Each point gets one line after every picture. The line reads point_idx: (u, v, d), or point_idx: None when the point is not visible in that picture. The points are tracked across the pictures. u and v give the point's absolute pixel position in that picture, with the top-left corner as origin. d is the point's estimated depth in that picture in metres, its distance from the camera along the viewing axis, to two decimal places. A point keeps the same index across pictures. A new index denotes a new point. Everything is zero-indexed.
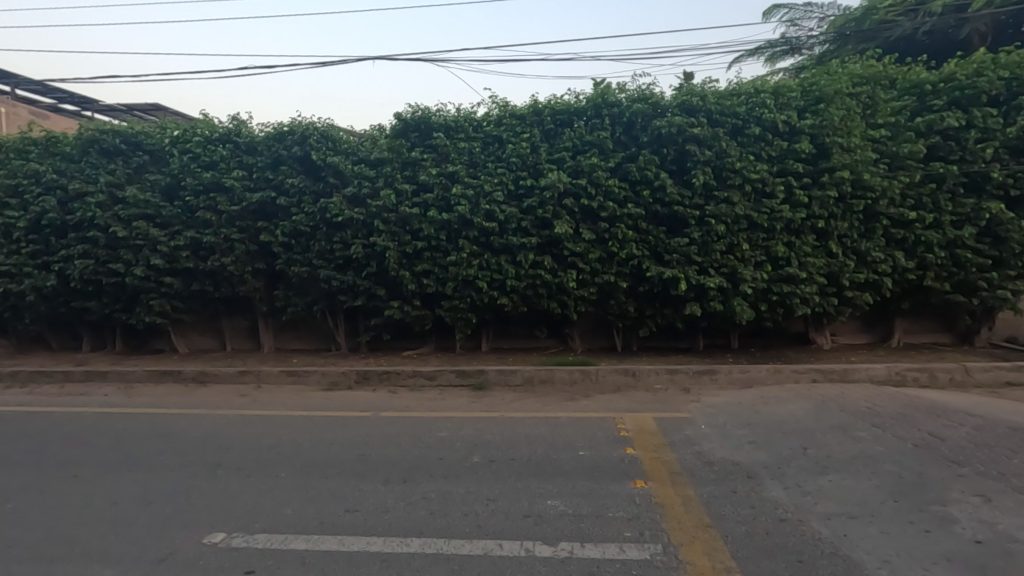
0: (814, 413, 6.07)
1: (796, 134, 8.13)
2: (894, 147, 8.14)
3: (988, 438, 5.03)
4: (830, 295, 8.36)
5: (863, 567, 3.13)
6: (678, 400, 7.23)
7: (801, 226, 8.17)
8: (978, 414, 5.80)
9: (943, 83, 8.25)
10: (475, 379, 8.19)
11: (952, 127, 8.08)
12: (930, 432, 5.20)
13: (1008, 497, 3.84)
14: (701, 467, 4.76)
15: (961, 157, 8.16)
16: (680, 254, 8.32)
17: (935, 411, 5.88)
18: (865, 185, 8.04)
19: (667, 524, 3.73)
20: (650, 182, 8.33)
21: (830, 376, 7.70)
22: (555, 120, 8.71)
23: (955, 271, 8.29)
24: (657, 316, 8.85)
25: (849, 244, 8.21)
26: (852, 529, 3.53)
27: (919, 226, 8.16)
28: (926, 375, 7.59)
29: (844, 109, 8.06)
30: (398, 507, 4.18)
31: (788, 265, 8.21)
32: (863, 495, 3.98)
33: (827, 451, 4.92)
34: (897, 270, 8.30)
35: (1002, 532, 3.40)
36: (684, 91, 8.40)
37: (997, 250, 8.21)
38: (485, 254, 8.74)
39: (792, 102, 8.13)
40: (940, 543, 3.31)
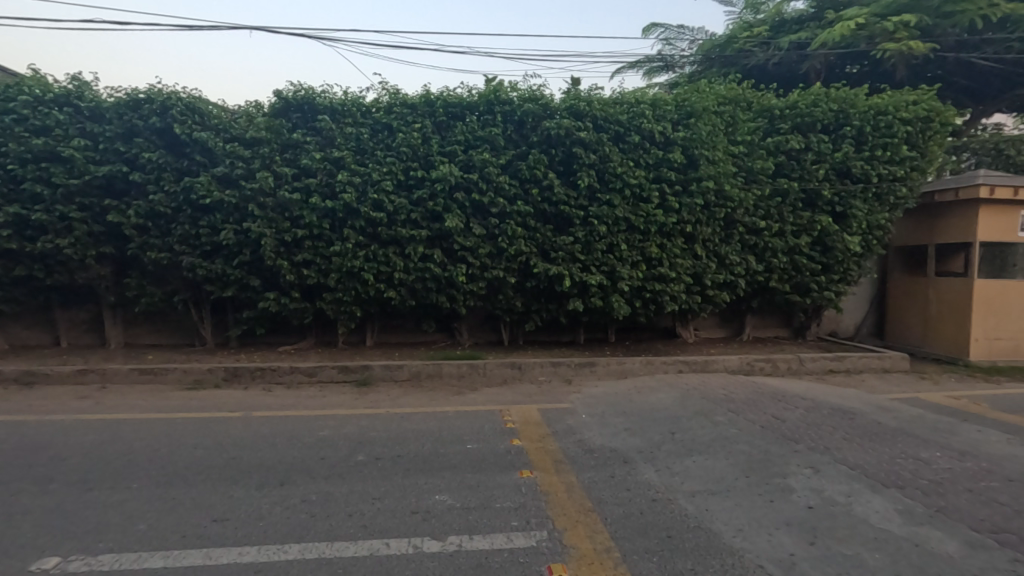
0: (679, 401, 6.67)
1: (670, 145, 8.81)
2: (750, 163, 9.15)
3: (816, 418, 5.84)
4: (695, 293, 9.23)
5: (722, 536, 3.47)
6: (561, 391, 7.54)
7: (672, 230, 8.88)
8: (808, 398, 6.73)
9: (788, 109, 9.42)
10: (359, 375, 7.92)
11: (795, 148, 9.25)
12: (773, 415, 5.95)
13: (832, 467, 4.46)
14: (583, 455, 5.01)
15: (801, 176, 9.34)
16: (565, 252, 8.67)
17: (777, 397, 6.73)
18: (725, 195, 8.93)
19: (552, 510, 3.87)
20: (539, 182, 8.57)
21: (693, 366, 8.52)
22: (446, 112, 8.62)
23: (794, 274, 9.53)
24: (543, 310, 9.18)
25: (711, 248, 9.10)
26: (712, 504, 3.92)
27: (767, 234, 9.26)
28: (769, 365, 8.66)
29: (710, 125, 8.87)
30: (275, 512, 3.90)
31: (660, 265, 8.89)
32: (721, 473, 4.44)
33: (691, 435, 5.42)
34: (749, 272, 9.36)
35: (827, 497, 3.94)
36: (571, 95, 8.75)
37: (825, 257, 9.52)
38: (371, 245, 8.44)
39: (667, 114, 8.79)
40: (782, 510, 3.77)
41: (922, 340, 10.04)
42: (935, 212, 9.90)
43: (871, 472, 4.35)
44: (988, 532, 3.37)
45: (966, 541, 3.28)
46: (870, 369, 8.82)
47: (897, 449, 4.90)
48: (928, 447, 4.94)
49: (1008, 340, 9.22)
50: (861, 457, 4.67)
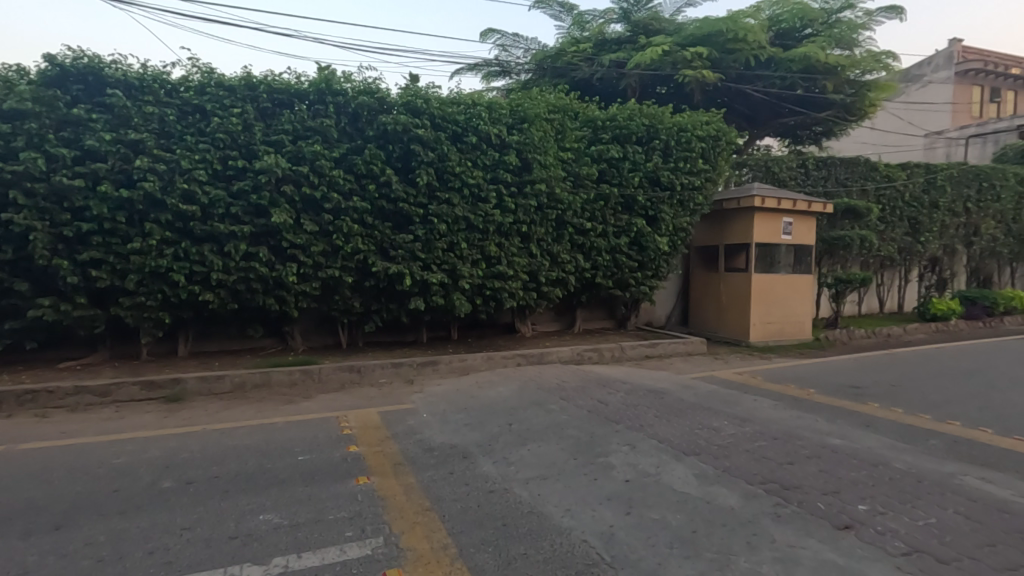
0: (517, 393, 6.99)
1: (505, 147, 9.15)
2: (577, 168, 9.89)
3: (634, 399, 6.54)
4: (531, 290, 9.73)
5: (552, 518, 3.68)
6: (402, 391, 7.41)
7: (509, 229, 9.24)
8: (628, 382, 7.49)
9: (609, 122, 10.38)
10: (169, 390, 6.97)
11: (614, 157, 10.22)
12: (598, 399, 6.52)
13: (645, 442, 5.01)
14: (423, 454, 4.97)
15: (620, 182, 10.34)
16: (405, 250, 8.52)
17: (603, 383, 7.40)
18: (556, 198, 9.53)
19: (389, 515, 3.78)
20: (376, 177, 8.30)
21: (530, 359, 9.00)
22: (271, 98, 7.92)
23: (616, 271, 10.54)
24: (383, 310, 8.95)
25: (545, 247, 9.67)
26: (544, 488, 4.15)
27: (593, 235, 10.10)
28: (596, 354, 9.49)
29: (542, 131, 9.39)
30: (47, 564, 3.24)
31: (499, 264, 9.20)
32: (552, 459, 4.73)
33: (527, 424, 5.70)
34: (579, 269, 10.13)
35: (641, 469, 4.41)
36: (408, 92, 8.62)
37: (641, 256, 10.65)
38: (182, 242, 7.46)
39: (502, 118, 9.10)
40: (603, 486, 4.13)
41: (716, 326, 11.79)
42: (723, 217, 11.66)
43: (675, 443, 4.97)
44: (759, 484, 4.05)
45: (744, 493, 3.91)
46: (678, 353, 10.13)
47: (696, 421, 5.67)
48: (718, 418, 5.81)
49: (776, 323, 11.21)
50: (668, 431, 5.31)
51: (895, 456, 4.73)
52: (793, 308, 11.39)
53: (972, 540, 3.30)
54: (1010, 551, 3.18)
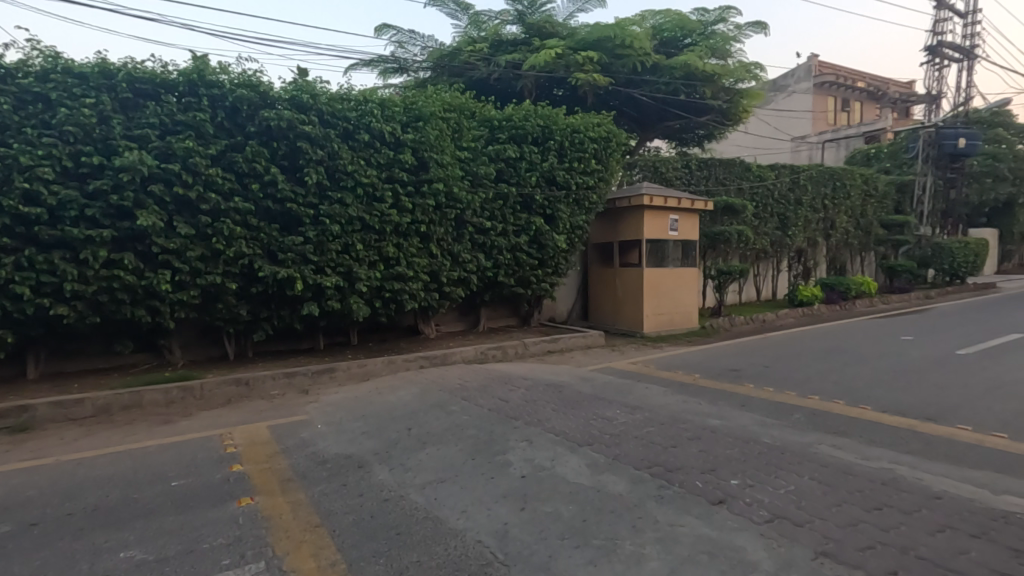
0: (418, 396, 6.86)
1: (400, 146, 8.93)
2: (475, 167, 9.90)
3: (534, 395, 6.66)
4: (432, 290, 9.61)
5: (448, 521, 3.64)
6: (295, 402, 7.02)
7: (407, 229, 9.04)
8: (529, 378, 7.62)
9: (505, 122, 10.50)
10: (15, 419, 6.09)
11: (511, 157, 10.34)
12: (499, 397, 6.57)
13: (542, 436, 5.12)
14: (315, 468, 4.73)
15: (518, 182, 10.48)
16: (295, 253, 8.06)
17: (505, 380, 7.46)
18: (454, 197, 9.46)
19: (274, 536, 3.55)
20: (259, 176, 7.78)
21: (433, 360, 8.89)
22: (133, 88, 7.16)
23: (517, 269, 10.69)
24: (274, 317, 8.43)
25: (445, 247, 9.58)
26: (441, 491, 4.10)
27: (494, 233, 10.16)
28: (500, 352, 9.57)
29: (438, 130, 9.27)
30: None
31: (397, 264, 8.98)
32: (451, 461, 4.69)
33: (426, 428, 5.61)
34: (480, 269, 10.17)
35: (536, 464, 4.49)
36: (293, 86, 8.16)
37: (540, 253, 10.88)
38: (25, 249, 6.54)
39: (396, 115, 8.87)
40: (499, 484, 4.15)
41: (614, 319, 12.34)
42: (616, 215, 12.21)
43: (570, 435, 5.13)
44: (646, 468, 4.28)
45: (631, 479, 4.10)
46: (578, 346, 10.48)
47: (591, 412, 5.88)
48: (612, 407, 6.07)
49: (667, 314, 11.95)
50: (565, 424, 5.47)
51: (764, 432, 5.19)
52: (681, 299, 12.19)
53: (824, 502, 3.69)
54: (853, 508, 3.60)
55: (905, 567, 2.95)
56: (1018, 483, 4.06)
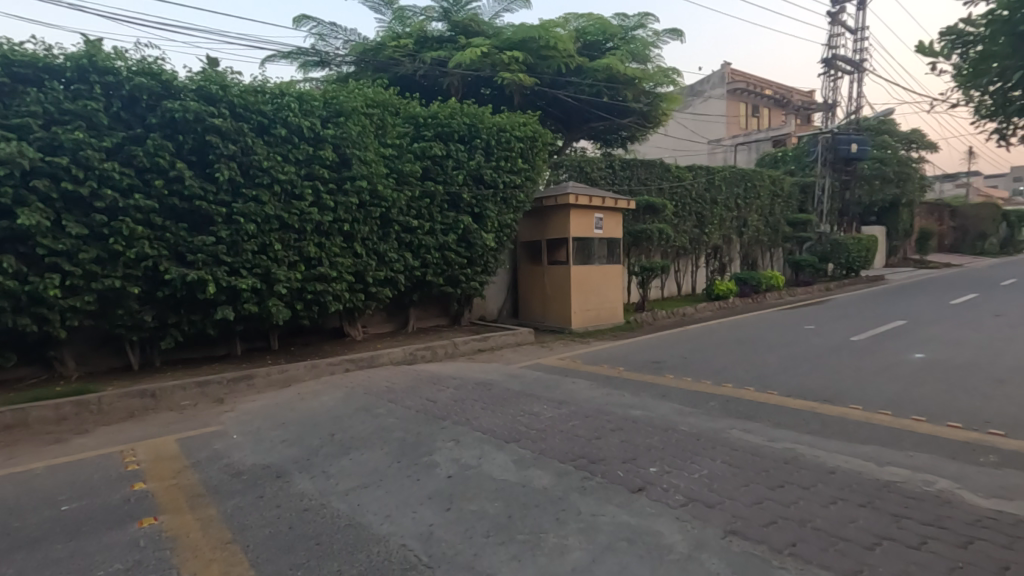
0: (343, 400, 6.65)
1: (320, 141, 8.60)
2: (400, 165, 9.71)
3: (462, 394, 6.63)
4: (358, 291, 9.34)
5: (370, 527, 3.55)
6: (209, 412, 6.59)
7: (330, 228, 8.72)
8: (458, 377, 7.58)
9: (430, 119, 10.36)
10: None
11: (438, 155, 10.22)
12: (427, 398, 6.49)
13: (470, 435, 5.10)
14: (228, 481, 4.46)
15: (445, 180, 10.38)
16: (206, 253, 7.56)
17: (433, 381, 7.38)
18: (379, 195, 9.23)
19: (179, 557, 3.31)
20: (163, 172, 7.24)
21: (359, 363, 8.64)
22: (10, 72, 6.45)
23: (446, 268, 10.60)
24: (183, 323, 7.88)
25: (370, 246, 9.33)
26: (365, 497, 3.99)
27: (421, 232, 10.02)
28: (429, 352, 9.45)
29: (360, 126, 9.00)
30: None
31: (320, 265, 8.64)
32: (376, 465, 4.57)
33: (350, 432, 5.44)
34: (407, 268, 9.99)
35: (463, 463, 4.46)
36: (200, 75, 7.66)
37: (469, 252, 10.83)
38: None
39: (314, 110, 8.53)
40: (425, 486, 4.09)
41: (543, 316, 12.53)
42: (544, 213, 12.38)
43: (498, 433, 5.15)
44: (570, 461, 4.37)
45: (556, 472, 4.18)
46: (508, 344, 10.55)
47: (519, 409, 5.93)
48: (540, 403, 6.15)
49: (593, 310, 12.27)
50: (492, 422, 5.48)
51: (682, 420, 5.44)
52: (607, 295, 12.55)
53: (733, 483, 3.92)
54: (759, 487, 3.85)
55: (802, 538, 3.19)
56: (899, 454, 4.49)
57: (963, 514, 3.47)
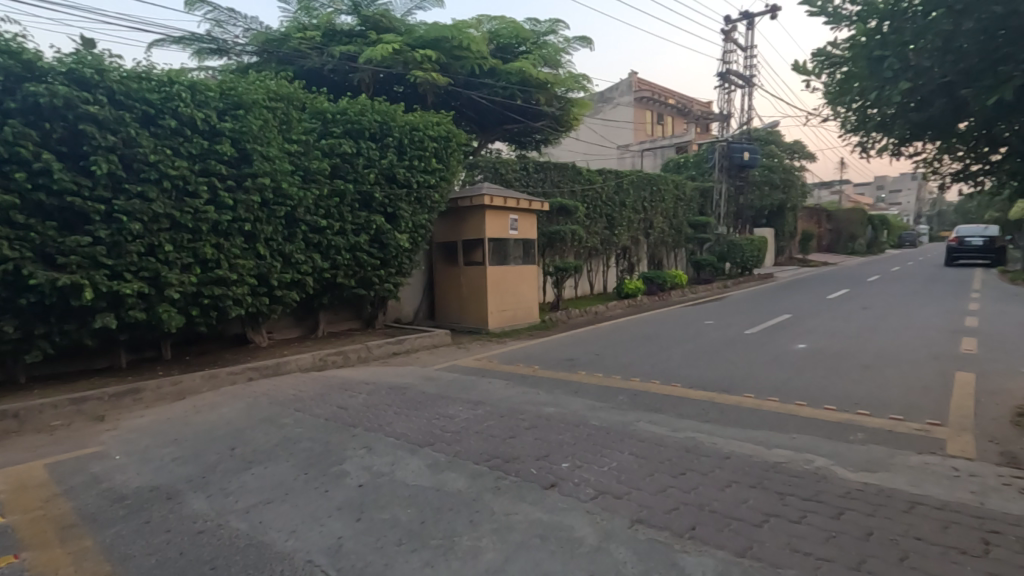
0: (244, 411, 6.22)
1: (217, 135, 8.00)
2: (307, 162, 9.26)
3: (376, 400, 6.44)
4: (261, 294, 8.82)
5: (273, 545, 3.34)
6: (86, 432, 5.92)
7: (228, 228, 8.15)
8: (371, 382, 7.35)
9: (339, 115, 9.97)
10: None
11: (347, 152, 9.86)
12: (338, 405, 6.23)
13: (382, 442, 4.96)
14: (108, 507, 4.03)
15: (355, 178, 10.04)
16: (81, 255, 6.78)
17: (344, 387, 7.10)
18: (284, 193, 8.76)
19: None
20: (27, 164, 6.41)
21: (264, 371, 8.13)
22: None
23: (358, 269, 10.26)
24: (55, 333, 7.03)
25: (275, 247, 8.83)
26: (267, 513, 3.76)
27: (330, 232, 9.63)
28: (341, 357, 9.09)
29: (261, 120, 8.46)
30: None
31: (218, 267, 8.04)
32: (280, 478, 4.32)
33: (253, 445, 5.11)
34: (316, 270, 9.57)
35: (375, 471, 4.33)
36: (71, 57, 6.86)
37: (382, 253, 10.55)
38: None
39: (209, 101, 7.92)
40: (334, 497, 3.92)
41: (459, 317, 12.47)
42: (459, 214, 12.32)
43: (412, 437, 5.05)
44: (485, 462, 4.37)
45: (470, 474, 4.16)
46: (424, 346, 10.40)
47: (434, 412, 5.85)
48: (455, 405, 6.10)
49: (510, 310, 12.39)
50: (406, 427, 5.37)
51: (593, 415, 5.62)
52: (523, 295, 12.72)
53: (640, 473, 4.10)
54: (663, 476, 4.05)
55: (701, 521, 3.39)
56: (784, 437, 4.92)
57: (837, 488, 3.85)
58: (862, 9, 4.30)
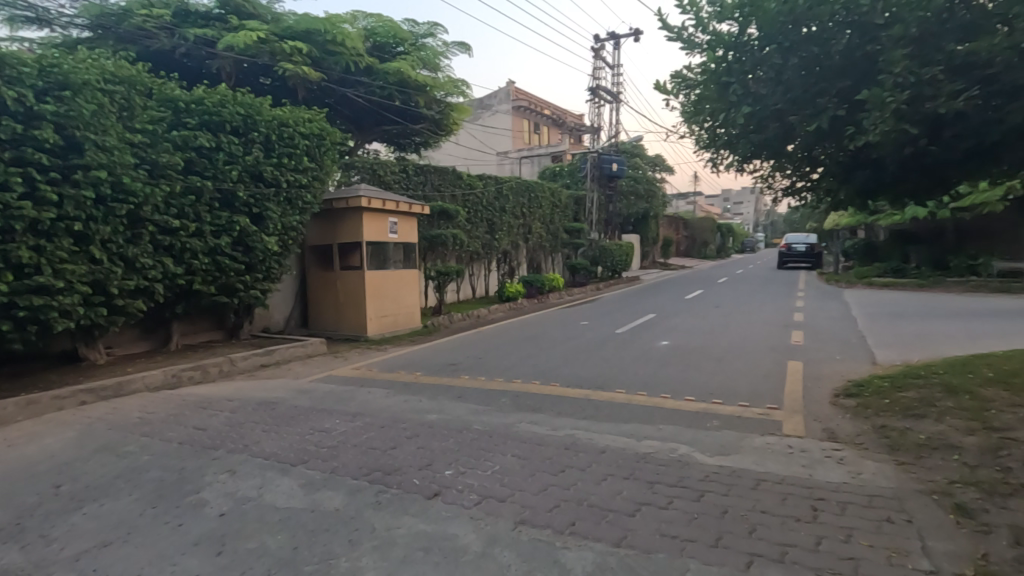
0: (74, 441, 5.34)
1: (34, 119, 6.72)
2: (154, 155, 8.17)
3: (240, 417, 5.87)
4: (97, 304, 7.66)
5: None
6: None
7: (52, 228, 6.93)
8: (235, 399, 6.70)
9: (194, 104, 8.94)
10: None
11: (204, 146, 8.87)
12: (194, 426, 5.59)
13: (248, 464, 4.53)
14: None
15: (214, 175, 9.09)
16: None
17: (202, 405, 6.40)
18: (126, 188, 7.65)
19: None
20: None
21: (101, 393, 7.04)
22: None
23: (218, 275, 9.34)
24: None
25: (114, 250, 7.72)
26: (103, 559, 3.23)
27: (184, 234, 8.63)
28: (199, 372, 8.17)
29: (95, 104, 7.26)
30: None
31: (38, 274, 6.79)
32: (121, 516, 3.75)
33: (85, 480, 4.39)
34: (167, 275, 8.56)
35: (239, 497, 3.93)
36: None
37: (248, 257, 9.70)
38: None
39: (23, 77, 6.58)
40: (190, 530, 3.49)
41: (336, 324, 11.87)
42: (334, 216, 11.72)
43: (283, 456, 4.67)
44: (364, 477, 4.17)
45: (349, 490, 3.95)
46: (297, 357, 9.73)
47: (308, 427, 5.48)
48: (332, 418, 5.77)
49: (390, 316, 12.04)
50: (276, 445, 4.96)
51: (476, 419, 5.62)
52: (403, 300, 12.43)
53: (522, 474, 4.18)
54: (544, 475, 4.16)
55: (580, 517, 3.52)
56: (652, 429, 5.30)
57: (697, 473, 4.22)
58: (711, 39, 4.83)
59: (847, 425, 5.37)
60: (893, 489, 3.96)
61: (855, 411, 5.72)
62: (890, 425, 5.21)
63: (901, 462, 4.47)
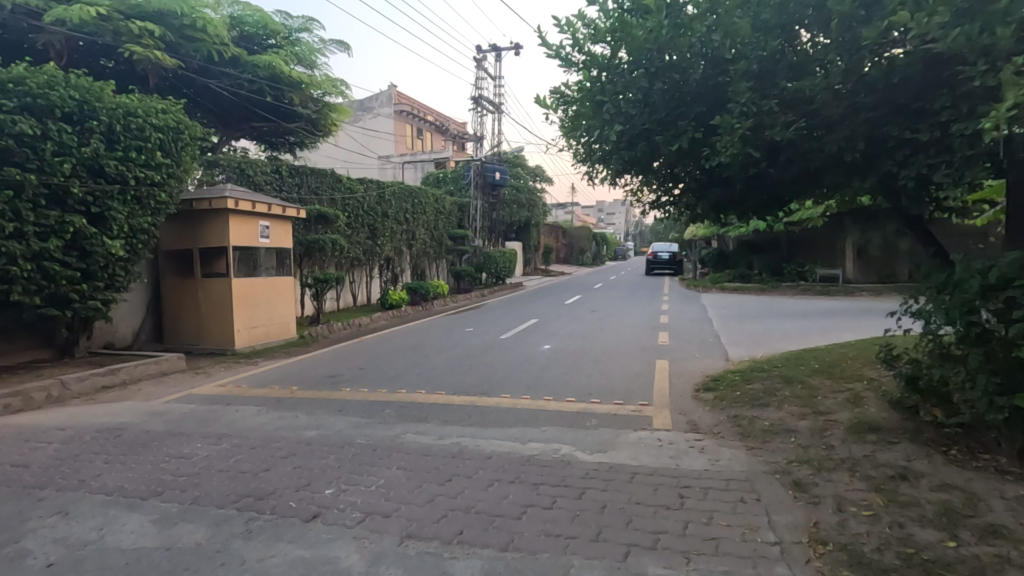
0: None
1: None
2: None
3: (74, 448, 5.07)
4: None
5: None
6: None
7: None
8: (67, 427, 5.77)
9: (12, 84, 7.58)
10: None
11: (26, 134, 7.54)
12: (12, 463, 4.72)
13: (84, 503, 3.92)
14: None
15: (39, 167, 7.76)
16: None
17: (23, 437, 5.43)
18: None
19: None
20: None
21: None
22: None
23: (45, 284, 8.01)
24: None
25: None
26: None
27: None
28: (19, 400, 6.90)
29: None
30: None
31: None
32: None
33: None
34: None
35: (74, 542, 3.37)
36: None
37: (84, 263, 8.44)
38: None
39: None
40: None
41: (197, 338, 10.74)
42: (195, 218, 10.62)
43: (131, 491, 4.10)
44: (231, 504, 3.81)
45: (213, 521, 3.58)
46: (148, 376, 8.62)
47: (162, 454, 4.88)
48: (192, 442, 5.20)
49: (261, 327, 11.17)
50: (122, 478, 4.36)
51: (358, 433, 5.39)
52: (277, 310, 11.59)
53: (408, 486, 4.08)
54: (431, 485, 4.10)
55: (467, 525, 3.51)
56: (537, 431, 5.45)
57: (579, 471, 4.41)
58: (587, 58, 5.15)
59: (706, 417, 5.94)
60: (745, 472, 4.45)
61: (713, 403, 6.35)
62: (741, 414, 5.86)
63: (751, 446, 5.04)
